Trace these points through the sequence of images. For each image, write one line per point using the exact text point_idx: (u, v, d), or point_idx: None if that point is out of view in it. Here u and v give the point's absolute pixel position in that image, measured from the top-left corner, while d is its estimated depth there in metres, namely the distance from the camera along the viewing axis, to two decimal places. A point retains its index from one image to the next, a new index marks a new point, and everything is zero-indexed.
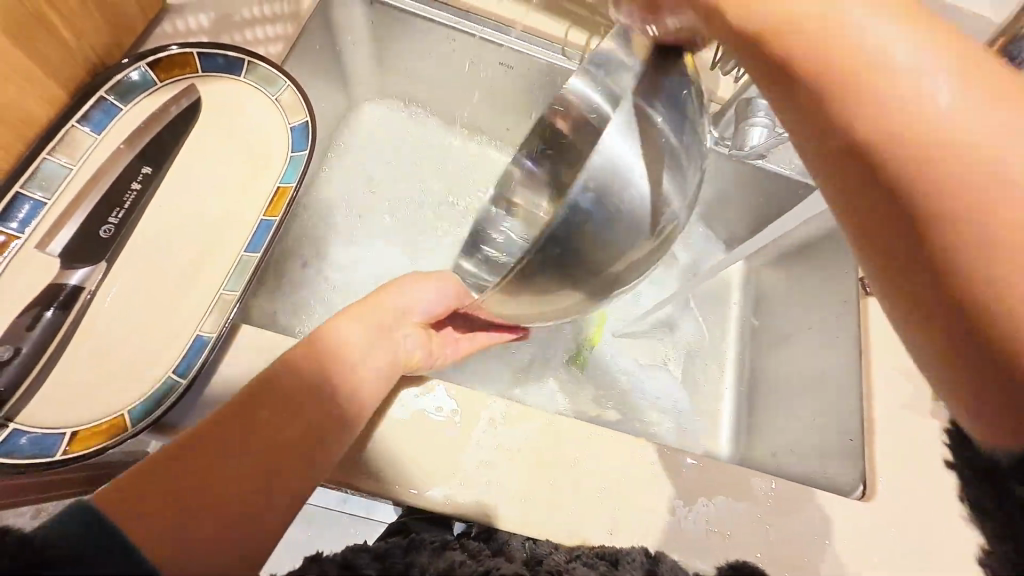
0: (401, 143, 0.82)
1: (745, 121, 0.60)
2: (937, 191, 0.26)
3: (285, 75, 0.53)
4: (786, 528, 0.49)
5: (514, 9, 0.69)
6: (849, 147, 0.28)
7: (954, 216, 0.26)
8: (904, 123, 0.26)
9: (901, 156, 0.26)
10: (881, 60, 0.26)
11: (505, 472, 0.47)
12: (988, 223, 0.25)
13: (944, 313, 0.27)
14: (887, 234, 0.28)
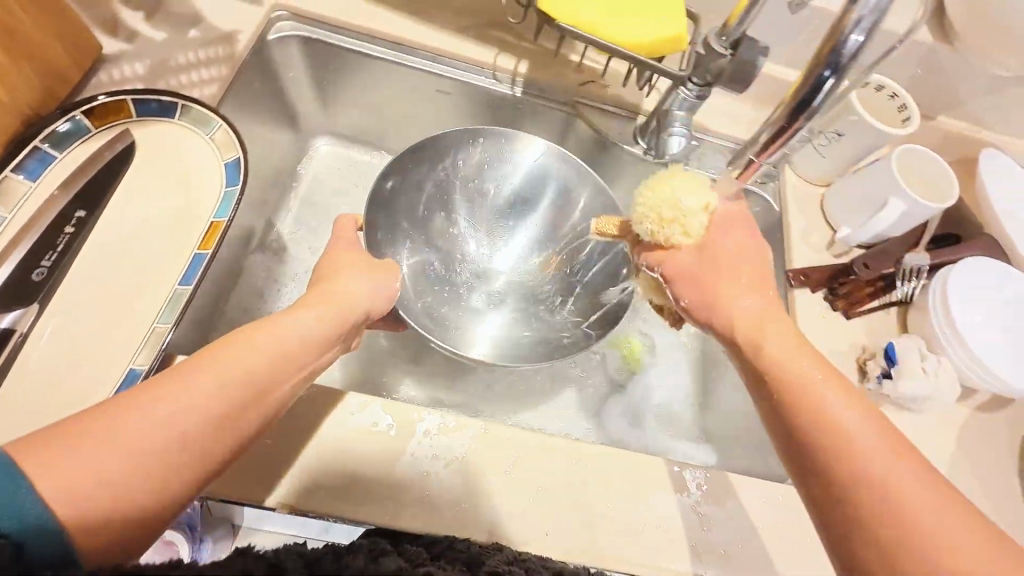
0: (352, 170, 0.85)
1: (665, 131, 0.66)
2: (869, 481, 0.37)
3: (218, 115, 0.55)
4: (715, 515, 0.52)
5: (445, 40, 0.73)
6: (803, 428, 0.40)
7: (882, 504, 0.36)
8: (845, 446, 0.38)
9: (836, 449, 0.38)
10: (826, 399, 0.40)
11: (448, 480, 0.49)
12: (873, 486, 0.37)
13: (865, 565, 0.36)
14: (831, 500, 0.38)
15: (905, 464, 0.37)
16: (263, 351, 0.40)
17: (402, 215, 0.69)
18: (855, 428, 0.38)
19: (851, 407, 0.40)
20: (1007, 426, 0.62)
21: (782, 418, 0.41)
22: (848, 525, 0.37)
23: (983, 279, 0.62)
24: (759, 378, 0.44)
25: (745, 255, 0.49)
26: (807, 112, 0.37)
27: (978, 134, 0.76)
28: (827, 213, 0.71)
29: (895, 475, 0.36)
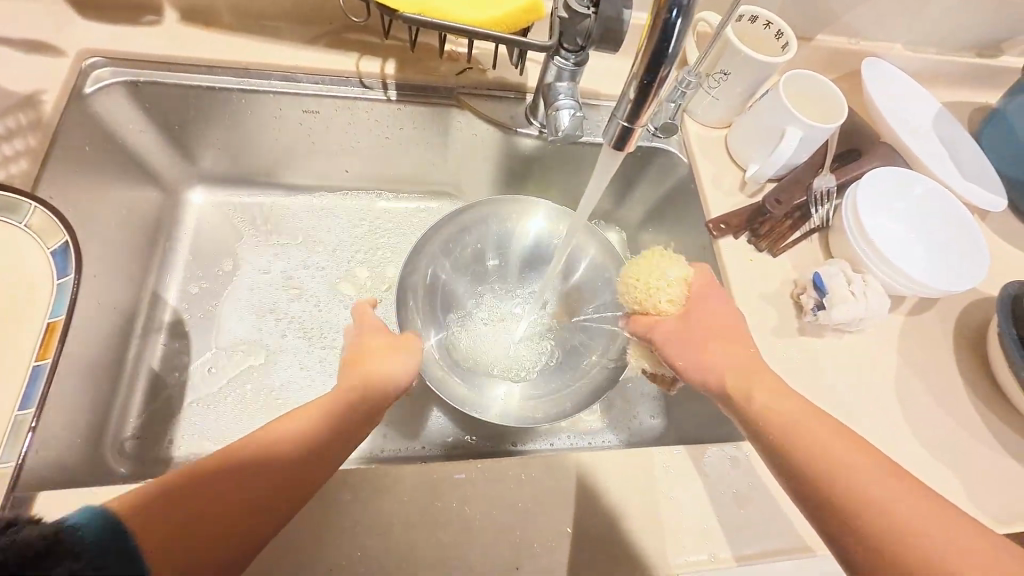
0: (240, 216, 0.76)
1: (552, 105, 0.61)
2: (861, 497, 0.39)
3: (29, 197, 0.47)
4: (687, 493, 0.50)
5: (298, 54, 0.66)
6: (790, 462, 0.42)
7: (877, 516, 0.38)
8: (824, 463, 0.41)
9: (820, 473, 0.40)
10: (796, 429, 0.43)
11: (395, 541, 0.45)
12: (860, 498, 0.39)
13: None
14: (838, 524, 0.39)
15: (905, 490, 0.39)
16: (333, 408, 0.46)
17: (415, 291, 0.68)
18: (847, 456, 0.40)
19: (836, 440, 0.42)
20: (940, 325, 0.63)
21: (784, 459, 0.42)
22: (864, 554, 0.37)
23: (887, 189, 0.63)
24: (756, 422, 0.45)
25: (721, 311, 0.51)
26: (668, 58, 0.34)
27: (857, 46, 0.76)
28: (735, 155, 0.69)
29: (875, 482, 0.39)
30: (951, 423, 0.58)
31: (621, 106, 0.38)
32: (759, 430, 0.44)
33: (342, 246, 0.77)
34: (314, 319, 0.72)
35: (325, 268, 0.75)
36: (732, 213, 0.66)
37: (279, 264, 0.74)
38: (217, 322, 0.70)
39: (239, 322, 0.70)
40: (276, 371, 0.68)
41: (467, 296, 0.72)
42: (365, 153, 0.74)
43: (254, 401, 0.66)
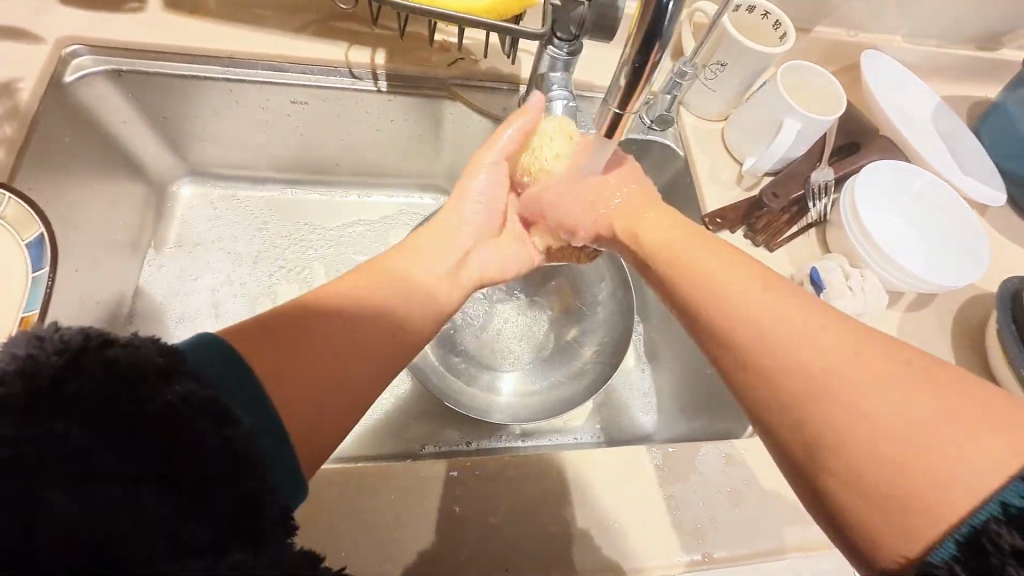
0: (229, 208, 0.75)
1: (545, 96, 0.59)
2: (794, 364, 0.35)
3: (3, 188, 0.45)
4: (682, 493, 0.49)
5: (284, 43, 0.64)
6: (727, 335, 0.39)
7: (801, 386, 0.34)
8: (757, 335, 0.37)
9: (750, 344, 0.37)
10: (735, 304, 0.39)
11: (381, 541, 0.44)
12: (789, 365, 0.35)
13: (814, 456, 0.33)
14: (766, 400, 0.36)
15: (849, 356, 0.34)
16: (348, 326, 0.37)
17: None
18: (842, 371, 0.33)
19: (814, 338, 0.35)
20: (938, 321, 0.62)
21: (719, 336, 0.39)
22: (780, 419, 0.35)
23: (885, 180, 0.62)
24: (712, 306, 0.41)
25: (695, 241, 0.46)
26: (660, 42, 0.32)
27: (855, 38, 0.75)
28: (730, 148, 0.68)
29: (804, 349, 0.35)
30: None
31: (612, 92, 0.37)
32: (732, 358, 0.38)
33: (329, 243, 0.75)
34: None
35: (311, 264, 0.73)
36: (727, 207, 0.64)
37: (265, 260, 0.73)
38: (201, 317, 0.68)
39: (222, 316, 0.69)
40: None
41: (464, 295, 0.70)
42: (354, 145, 0.73)
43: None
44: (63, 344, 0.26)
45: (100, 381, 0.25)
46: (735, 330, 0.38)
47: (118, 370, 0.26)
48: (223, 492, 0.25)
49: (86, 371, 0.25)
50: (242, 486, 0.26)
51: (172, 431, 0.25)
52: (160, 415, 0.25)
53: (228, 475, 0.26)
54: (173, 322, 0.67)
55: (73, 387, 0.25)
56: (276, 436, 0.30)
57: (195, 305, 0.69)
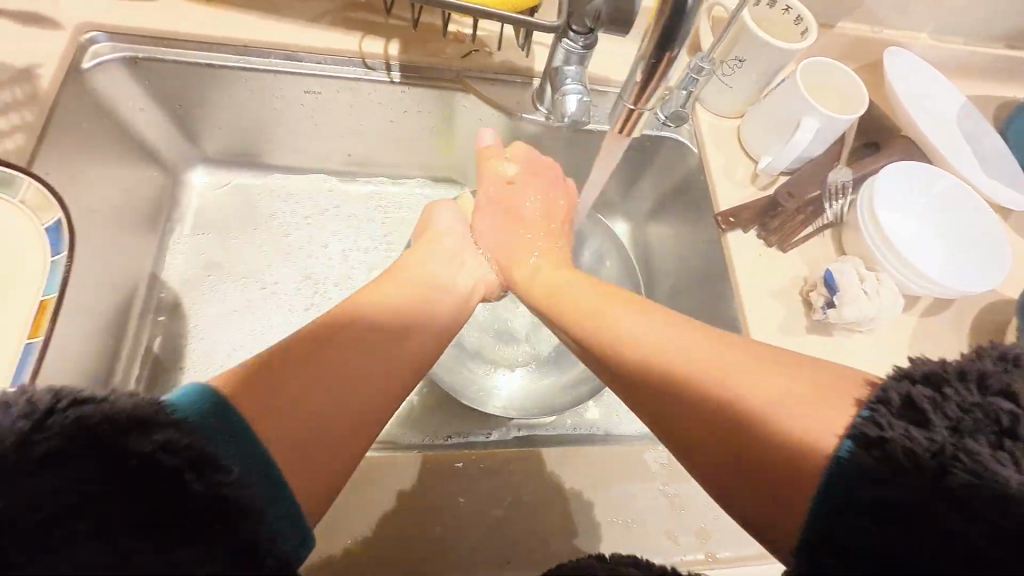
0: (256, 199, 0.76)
1: (559, 90, 0.59)
2: (670, 365, 0.40)
3: (22, 172, 0.46)
4: (688, 493, 0.49)
5: (299, 32, 0.64)
6: (615, 353, 0.44)
7: (680, 381, 0.39)
8: (643, 348, 0.42)
9: (640, 353, 0.42)
10: (622, 324, 0.45)
11: (387, 531, 0.44)
12: (665, 364, 0.40)
13: (704, 445, 0.36)
14: (661, 397, 0.39)
15: (704, 350, 0.39)
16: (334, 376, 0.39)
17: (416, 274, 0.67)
18: (732, 382, 0.36)
19: (684, 348, 0.40)
20: (955, 326, 0.61)
21: (616, 352, 0.44)
22: (674, 413, 0.38)
23: (910, 181, 0.60)
24: (602, 326, 0.46)
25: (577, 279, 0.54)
26: (678, 37, 0.31)
27: (880, 34, 0.73)
28: (746, 146, 0.67)
29: (680, 352, 0.40)
30: None
31: (627, 87, 0.36)
32: (632, 365, 0.42)
33: (354, 231, 0.76)
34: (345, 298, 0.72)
35: (338, 252, 0.75)
36: (741, 207, 0.63)
37: (299, 249, 0.74)
38: (234, 303, 0.70)
39: (262, 301, 0.71)
40: None
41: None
42: (368, 135, 0.73)
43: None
44: (29, 404, 0.28)
45: (65, 439, 0.28)
46: (618, 363, 0.43)
47: (90, 427, 0.28)
48: (213, 535, 0.28)
49: (54, 429, 0.28)
50: (233, 530, 0.28)
51: (157, 481, 0.28)
52: (137, 463, 0.28)
53: (218, 519, 0.28)
54: (298, 282, 0.72)
55: (51, 444, 0.27)
56: (268, 472, 0.31)
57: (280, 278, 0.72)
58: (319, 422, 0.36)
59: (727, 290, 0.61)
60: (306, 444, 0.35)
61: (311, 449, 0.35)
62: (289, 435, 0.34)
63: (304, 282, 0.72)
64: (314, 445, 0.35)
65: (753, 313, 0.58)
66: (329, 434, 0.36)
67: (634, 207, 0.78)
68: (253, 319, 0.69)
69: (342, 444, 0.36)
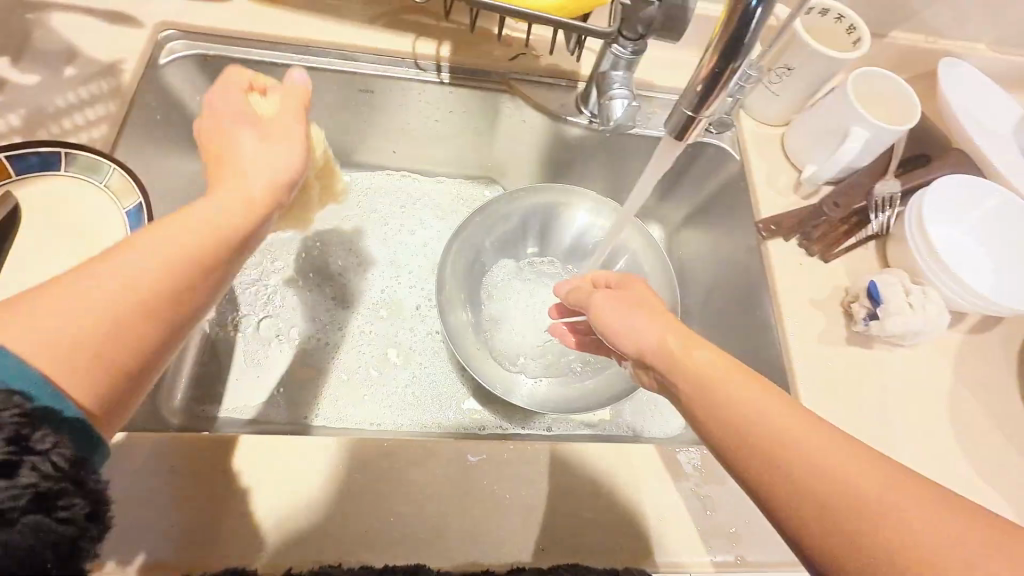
0: None
1: (606, 94, 0.60)
2: (773, 433, 0.32)
3: (108, 159, 0.51)
4: (719, 495, 0.49)
5: (356, 33, 0.67)
6: (701, 402, 0.35)
7: (788, 458, 0.31)
8: (737, 406, 0.34)
9: (729, 404, 0.34)
10: (704, 373, 0.36)
11: (427, 510, 0.46)
12: (766, 432, 0.32)
13: (822, 530, 0.28)
14: (763, 463, 0.31)
15: (808, 425, 0.32)
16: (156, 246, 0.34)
17: (455, 277, 0.70)
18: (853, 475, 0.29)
19: (784, 414, 0.32)
20: (1002, 344, 0.60)
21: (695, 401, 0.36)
22: (779, 490, 0.30)
23: (962, 196, 0.59)
24: (680, 370, 0.38)
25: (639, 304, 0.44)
26: (743, 47, 0.32)
27: (935, 44, 0.71)
28: (790, 154, 0.67)
29: (783, 420, 0.32)
30: (1008, 449, 0.55)
31: (686, 95, 0.37)
32: (720, 420, 0.34)
33: (405, 224, 0.80)
34: (412, 287, 0.77)
35: (389, 246, 0.79)
36: (781, 215, 0.63)
37: (355, 241, 0.78)
38: (295, 291, 0.75)
39: (319, 290, 0.75)
40: (348, 342, 0.72)
41: (490, 284, 0.72)
42: (414, 133, 0.75)
43: (353, 366, 0.71)
44: None
45: None
46: (705, 418, 0.35)
47: None
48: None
49: None
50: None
51: None
52: None
53: None
54: (360, 272, 0.77)
55: None
56: None
57: (346, 269, 0.77)
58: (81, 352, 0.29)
59: (764, 297, 0.61)
60: (100, 339, 0.30)
61: (80, 346, 0.29)
62: (54, 330, 0.29)
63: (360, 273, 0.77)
64: (124, 334, 0.31)
65: (791, 322, 0.58)
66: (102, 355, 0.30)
67: (670, 212, 0.79)
68: (315, 304, 0.74)
69: (147, 324, 0.32)
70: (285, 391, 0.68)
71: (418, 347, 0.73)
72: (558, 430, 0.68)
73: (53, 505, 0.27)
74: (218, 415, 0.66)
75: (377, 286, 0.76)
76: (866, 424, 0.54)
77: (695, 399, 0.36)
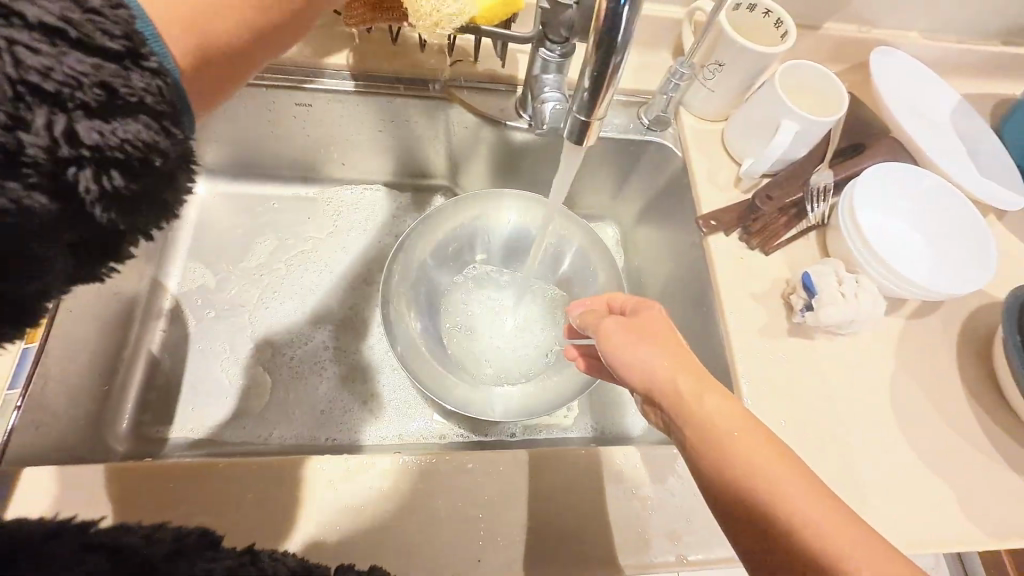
0: (259, 208, 0.79)
1: (537, 98, 0.60)
2: (740, 462, 0.37)
3: None
4: (661, 495, 0.49)
5: (288, 47, 0.66)
6: (685, 426, 0.41)
7: (748, 481, 0.37)
8: (716, 431, 0.39)
9: (706, 431, 0.39)
10: (687, 402, 0.41)
11: (364, 526, 0.46)
12: (733, 459, 0.38)
13: (762, 541, 0.35)
14: (725, 483, 0.38)
15: (778, 460, 0.37)
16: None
17: (403, 290, 0.69)
18: (800, 509, 0.34)
19: (757, 443, 0.38)
20: (943, 328, 0.60)
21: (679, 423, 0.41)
22: (733, 503, 0.37)
23: (894, 183, 0.60)
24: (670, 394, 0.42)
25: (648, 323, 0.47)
26: (619, 44, 0.33)
27: (869, 33, 0.72)
28: (731, 148, 0.67)
29: (752, 449, 0.37)
30: (947, 431, 0.55)
31: (577, 100, 0.37)
32: (698, 444, 0.40)
33: (356, 236, 0.79)
34: (365, 300, 0.76)
35: (341, 259, 0.77)
36: (723, 210, 0.64)
37: (306, 256, 0.77)
38: (244, 310, 0.73)
39: (269, 308, 0.73)
40: (299, 360, 0.71)
41: (442, 296, 0.72)
42: (359, 144, 0.75)
43: (306, 385, 0.70)
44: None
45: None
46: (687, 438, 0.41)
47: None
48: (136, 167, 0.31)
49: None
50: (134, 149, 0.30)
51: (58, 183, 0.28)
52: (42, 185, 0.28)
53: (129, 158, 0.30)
54: (311, 288, 0.75)
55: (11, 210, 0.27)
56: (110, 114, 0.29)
57: (298, 285, 0.75)
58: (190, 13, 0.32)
59: (707, 293, 0.62)
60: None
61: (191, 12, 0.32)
62: None
63: (311, 288, 0.75)
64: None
65: (732, 317, 0.58)
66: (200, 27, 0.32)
67: (621, 211, 0.79)
68: (263, 322, 0.72)
69: (239, 17, 0.34)
70: (246, 418, 0.67)
71: (376, 364, 0.71)
72: (525, 431, 0.69)
73: (163, 121, 0.31)
74: (170, 437, 0.66)
75: (329, 300, 0.75)
76: (809, 415, 0.55)
77: (701, 444, 0.39)
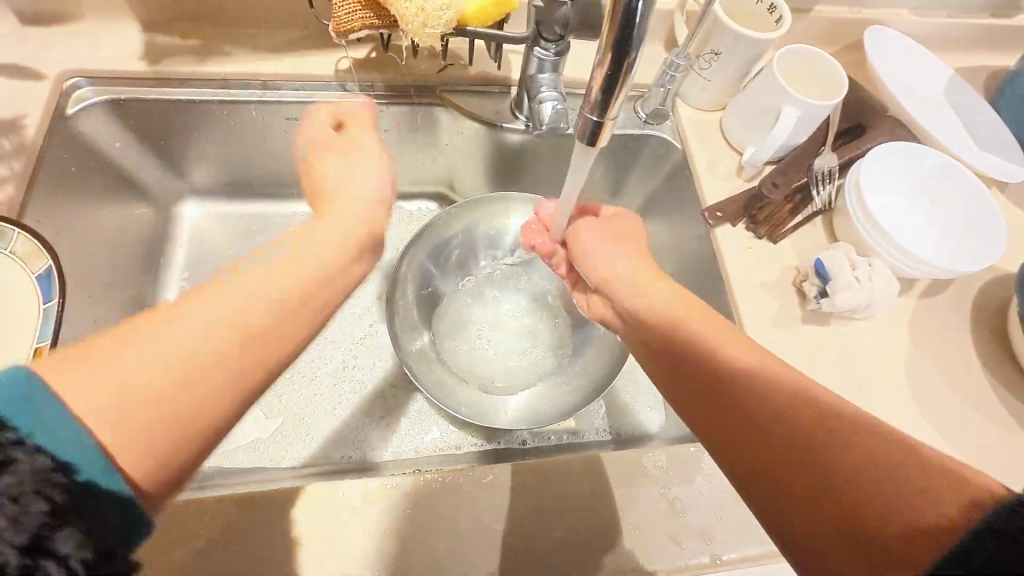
0: (253, 227, 0.77)
1: (535, 98, 0.59)
2: (726, 376, 0.39)
3: (12, 224, 0.49)
4: (689, 495, 0.48)
5: (277, 62, 0.65)
6: (676, 368, 0.43)
7: (739, 398, 0.37)
8: (696, 357, 0.41)
9: (692, 361, 0.41)
10: (669, 334, 0.44)
11: (391, 550, 0.45)
12: (722, 375, 0.39)
13: (774, 456, 0.34)
14: (723, 412, 0.38)
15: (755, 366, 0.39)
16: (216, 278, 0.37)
17: (406, 298, 0.68)
18: (792, 397, 0.35)
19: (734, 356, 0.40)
20: (955, 305, 0.60)
21: (671, 364, 0.43)
22: (741, 427, 0.36)
23: (897, 163, 0.60)
24: (657, 333, 0.45)
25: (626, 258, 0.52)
26: (633, 40, 0.32)
27: (859, 14, 0.72)
28: (730, 138, 0.66)
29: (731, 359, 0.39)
30: (970, 410, 0.55)
31: (588, 100, 0.37)
32: (687, 376, 0.41)
33: None
34: (368, 315, 0.74)
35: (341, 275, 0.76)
36: (727, 200, 0.63)
37: None
38: None
39: None
40: (305, 383, 0.69)
41: (445, 302, 0.71)
42: None
43: (313, 407, 0.68)
44: None
45: None
46: (682, 384, 0.42)
47: None
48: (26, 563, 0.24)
49: None
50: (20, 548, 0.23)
51: None
52: None
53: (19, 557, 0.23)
54: None
55: None
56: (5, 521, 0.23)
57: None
58: (168, 416, 0.30)
59: (719, 286, 0.61)
60: (198, 423, 0.31)
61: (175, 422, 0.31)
62: (160, 372, 0.31)
63: None
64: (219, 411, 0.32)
65: (746, 309, 0.58)
66: (165, 449, 0.30)
67: None
68: None
69: (225, 405, 0.33)
70: (259, 441, 0.65)
71: (390, 378, 0.70)
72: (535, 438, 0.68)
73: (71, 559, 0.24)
74: None
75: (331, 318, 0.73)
76: None
77: (694, 380, 0.41)
